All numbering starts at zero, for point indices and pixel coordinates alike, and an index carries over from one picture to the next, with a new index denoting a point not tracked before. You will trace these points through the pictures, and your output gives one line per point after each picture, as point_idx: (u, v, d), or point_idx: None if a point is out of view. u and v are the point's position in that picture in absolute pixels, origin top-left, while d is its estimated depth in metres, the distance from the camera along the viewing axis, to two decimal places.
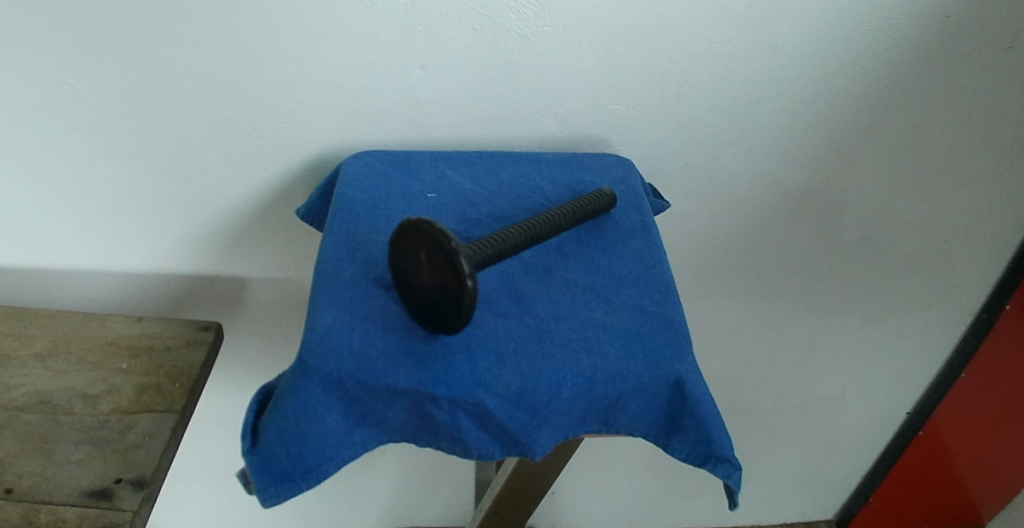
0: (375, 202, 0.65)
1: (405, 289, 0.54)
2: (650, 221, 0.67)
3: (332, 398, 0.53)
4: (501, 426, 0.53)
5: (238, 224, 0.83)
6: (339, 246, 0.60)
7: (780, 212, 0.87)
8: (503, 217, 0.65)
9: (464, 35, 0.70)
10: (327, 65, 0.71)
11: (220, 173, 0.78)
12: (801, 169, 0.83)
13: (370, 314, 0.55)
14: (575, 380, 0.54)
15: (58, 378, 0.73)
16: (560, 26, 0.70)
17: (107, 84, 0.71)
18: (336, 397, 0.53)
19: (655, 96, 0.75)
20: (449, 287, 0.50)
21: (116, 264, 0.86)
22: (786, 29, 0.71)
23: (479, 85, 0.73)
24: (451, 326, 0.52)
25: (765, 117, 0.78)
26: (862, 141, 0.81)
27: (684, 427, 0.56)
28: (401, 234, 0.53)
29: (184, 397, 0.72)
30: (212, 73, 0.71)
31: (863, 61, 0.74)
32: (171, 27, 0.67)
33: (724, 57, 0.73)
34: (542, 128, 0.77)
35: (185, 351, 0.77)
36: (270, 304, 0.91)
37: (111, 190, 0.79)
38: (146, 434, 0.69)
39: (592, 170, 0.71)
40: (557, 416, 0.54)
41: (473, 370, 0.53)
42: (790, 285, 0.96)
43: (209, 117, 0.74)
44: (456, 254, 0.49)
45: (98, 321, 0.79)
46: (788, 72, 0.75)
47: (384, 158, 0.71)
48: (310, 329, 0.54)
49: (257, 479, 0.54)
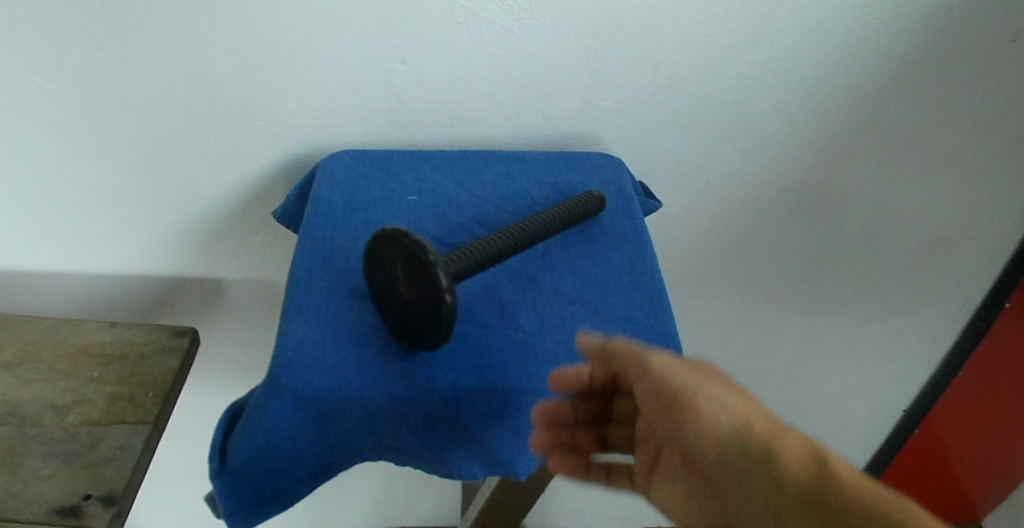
0: (353, 206, 0.62)
1: (381, 301, 0.52)
2: (641, 224, 0.64)
3: (301, 419, 0.50)
4: (482, 445, 0.51)
5: (215, 223, 0.80)
6: (315, 252, 0.58)
7: (775, 210, 0.85)
8: (487, 221, 0.63)
9: (447, 28, 0.66)
10: (304, 59, 0.68)
11: (195, 172, 0.75)
12: (796, 166, 0.80)
13: (345, 327, 0.52)
14: (561, 399, 0.52)
15: (28, 387, 0.70)
16: (547, 18, 0.66)
17: (72, 80, 0.67)
18: (305, 418, 0.50)
19: (647, 92, 0.72)
20: (425, 301, 0.48)
21: (92, 266, 0.83)
22: (781, 22, 0.68)
23: (463, 80, 0.70)
24: (430, 342, 0.49)
25: (761, 112, 0.75)
26: (860, 138, 0.78)
27: None
28: (376, 244, 0.50)
29: (158, 408, 0.69)
30: (185, 70, 0.67)
31: (861, 55, 0.71)
32: (137, 21, 0.64)
33: (718, 51, 0.70)
34: (529, 125, 0.75)
35: (159, 358, 0.74)
36: (249, 305, 0.89)
37: (83, 191, 0.76)
38: (117, 447, 0.66)
39: (582, 169, 0.68)
40: (542, 434, 0.52)
41: (453, 388, 0.51)
42: (785, 281, 0.93)
43: (182, 114, 0.71)
44: (433, 266, 0.46)
45: (70, 326, 0.76)
46: (784, 67, 0.72)
47: (365, 157, 0.67)
48: (282, 345, 0.52)
49: (226, 502, 0.51)
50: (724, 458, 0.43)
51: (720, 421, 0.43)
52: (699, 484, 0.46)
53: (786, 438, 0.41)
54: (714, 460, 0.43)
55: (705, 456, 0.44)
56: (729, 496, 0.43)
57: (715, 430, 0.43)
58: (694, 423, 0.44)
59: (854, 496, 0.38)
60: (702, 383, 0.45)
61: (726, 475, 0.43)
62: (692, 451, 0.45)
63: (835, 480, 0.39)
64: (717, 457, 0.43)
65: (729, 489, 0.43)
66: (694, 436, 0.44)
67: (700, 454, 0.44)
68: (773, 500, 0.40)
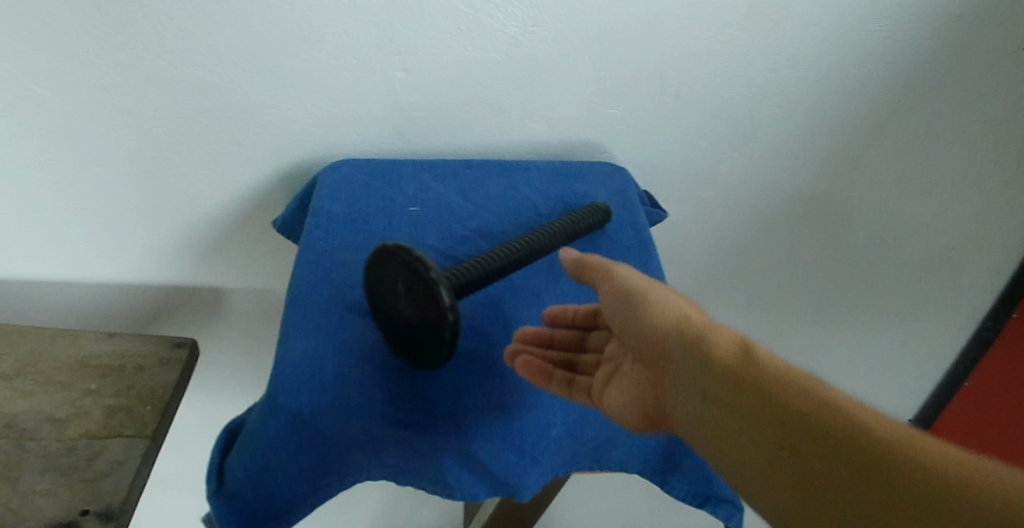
0: (355, 217, 0.61)
1: (383, 318, 0.50)
2: (646, 237, 0.64)
3: (301, 440, 0.49)
4: (486, 467, 0.49)
5: (215, 232, 0.79)
6: (315, 265, 0.57)
7: (782, 219, 0.84)
8: (491, 233, 0.62)
9: (451, 35, 0.65)
10: (305, 67, 0.67)
11: (195, 180, 0.74)
12: (804, 174, 0.79)
13: (346, 345, 0.51)
14: (565, 420, 0.51)
15: (24, 400, 0.69)
16: (552, 26, 0.65)
17: (68, 86, 0.65)
18: (304, 440, 0.49)
19: (653, 100, 0.71)
20: (429, 320, 0.47)
21: (89, 275, 0.82)
22: (790, 30, 0.67)
23: (466, 88, 0.69)
24: (433, 361, 0.48)
25: (769, 120, 0.74)
26: (868, 147, 0.77)
27: (684, 466, 0.53)
28: (377, 259, 0.49)
29: (157, 420, 0.69)
30: (184, 78, 0.66)
31: (871, 63, 0.70)
32: (135, 29, 0.62)
33: (726, 59, 0.69)
34: (532, 132, 0.74)
35: (158, 370, 0.73)
36: (250, 313, 0.88)
37: (80, 200, 0.75)
38: (114, 462, 0.65)
39: (587, 180, 0.67)
40: (546, 455, 0.51)
41: (455, 408, 0.49)
42: (789, 289, 0.93)
43: (181, 122, 0.69)
44: (437, 284, 0.45)
45: (68, 337, 0.75)
46: (792, 75, 0.70)
47: (365, 166, 0.66)
48: (281, 363, 0.50)
49: (223, 523, 0.50)
50: (670, 344, 0.45)
51: (668, 310, 0.47)
52: (642, 375, 0.48)
53: (722, 335, 0.45)
54: (662, 346, 0.46)
55: (653, 344, 0.47)
56: (673, 380, 0.45)
57: (664, 318, 0.47)
58: (644, 312, 0.47)
59: (783, 377, 0.41)
60: (660, 291, 0.49)
61: (671, 359, 0.45)
62: (641, 340, 0.48)
63: (771, 367, 0.42)
64: (665, 342, 0.46)
65: (673, 370, 0.45)
66: (643, 323, 0.47)
67: (648, 341, 0.47)
68: (714, 382, 0.43)
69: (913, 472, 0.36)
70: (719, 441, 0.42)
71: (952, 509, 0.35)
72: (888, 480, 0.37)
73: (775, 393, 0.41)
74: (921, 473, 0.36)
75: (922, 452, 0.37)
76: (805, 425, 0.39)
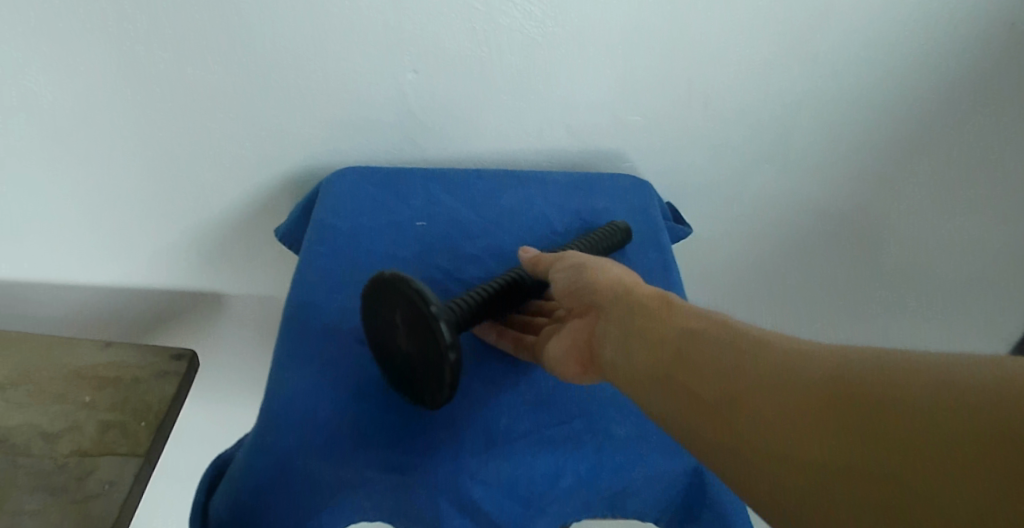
0: (357, 232, 0.58)
1: (381, 351, 0.47)
2: (670, 258, 0.59)
3: (284, 486, 0.45)
4: (491, 518, 0.46)
5: (218, 237, 0.76)
6: (313, 287, 0.53)
7: (815, 234, 0.78)
8: (502, 253, 0.58)
9: (464, 35, 0.61)
10: (309, 67, 0.62)
11: (197, 184, 0.71)
12: (841, 188, 0.74)
13: (342, 379, 0.48)
14: (576, 468, 0.47)
15: (18, 412, 0.67)
16: (574, 27, 0.60)
17: (64, 87, 0.62)
18: (289, 484, 0.45)
19: (680, 107, 0.66)
20: (428, 358, 0.43)
21: (88, 278, 0.78)
22: (830, 35, 0.62)
23: (481, 91, 0.65)
24: (432, 401, 0.44)
25: (804, 130, 0.69)
26: (910, 162, 0.71)
27: (703, 519, 0.49)
28: (373, 287, 0.45)
29: (151, 438, 0.66)
30: (182, 79, 0.62)
31: (918, 71, 0.64)
32: (129, 26, 0.58)
33: (760, 65, 0.63)
34: (551, 139, 0.69)
35: (156, 383, 0.70)
36: (255, 320, 0.85)
37: (79, 204, 0.71)
38: (106, 482, 0.62)
39: (608, 194, 0.63)
40: (555, 505, 0.48)
41: (455, 454, 0.45)
42: (822, 305, 0.87)
43: (180, 125, 0.66)
44: (436, 320, 0.41)
45: (64, 346, 0.72)
46: (831, 82, 0.65)
47: (371, 176, 0.62)
48: (273, 397, 0.47)
49: None
50: (610, 296, 0.44)
51: (606, 271, 0.46)
52: (586, 330, 0.45)
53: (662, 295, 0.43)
54: (601, 299, 0.44)
55: (592, 299, 0.45)
56: (614, 325, 0.43)
57: (604, 276, 0.45)
58: (585, 273, 0.46)
59: (727, 330, 0.38)
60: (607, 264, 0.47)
61: (611, 307, 0.43)
62: (582, 297, 0.46)
63: (709, 321, 0.39)
64: (604, 296, 0.44)
65: (613, 317, 0.43)
66: (583, 281, 0.46)
67: (588, 296, 0.45)
68: (655, 332, 0.40)
69: (900, 386, 0.31)
70: (679, 394, 0.38)
71: (945, 408, 0.30)
72: (875, 402, 0.32)
73: (733, 341, 0.37)
74: (894, 386, 0.32)
75: (908, 364, 0.32)
76: (764, 367, 0.35)
